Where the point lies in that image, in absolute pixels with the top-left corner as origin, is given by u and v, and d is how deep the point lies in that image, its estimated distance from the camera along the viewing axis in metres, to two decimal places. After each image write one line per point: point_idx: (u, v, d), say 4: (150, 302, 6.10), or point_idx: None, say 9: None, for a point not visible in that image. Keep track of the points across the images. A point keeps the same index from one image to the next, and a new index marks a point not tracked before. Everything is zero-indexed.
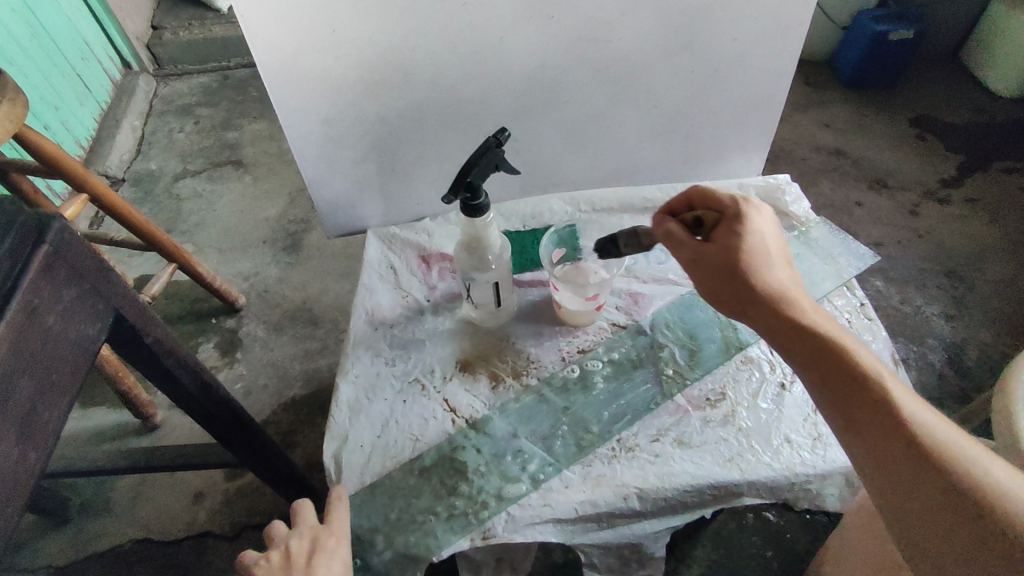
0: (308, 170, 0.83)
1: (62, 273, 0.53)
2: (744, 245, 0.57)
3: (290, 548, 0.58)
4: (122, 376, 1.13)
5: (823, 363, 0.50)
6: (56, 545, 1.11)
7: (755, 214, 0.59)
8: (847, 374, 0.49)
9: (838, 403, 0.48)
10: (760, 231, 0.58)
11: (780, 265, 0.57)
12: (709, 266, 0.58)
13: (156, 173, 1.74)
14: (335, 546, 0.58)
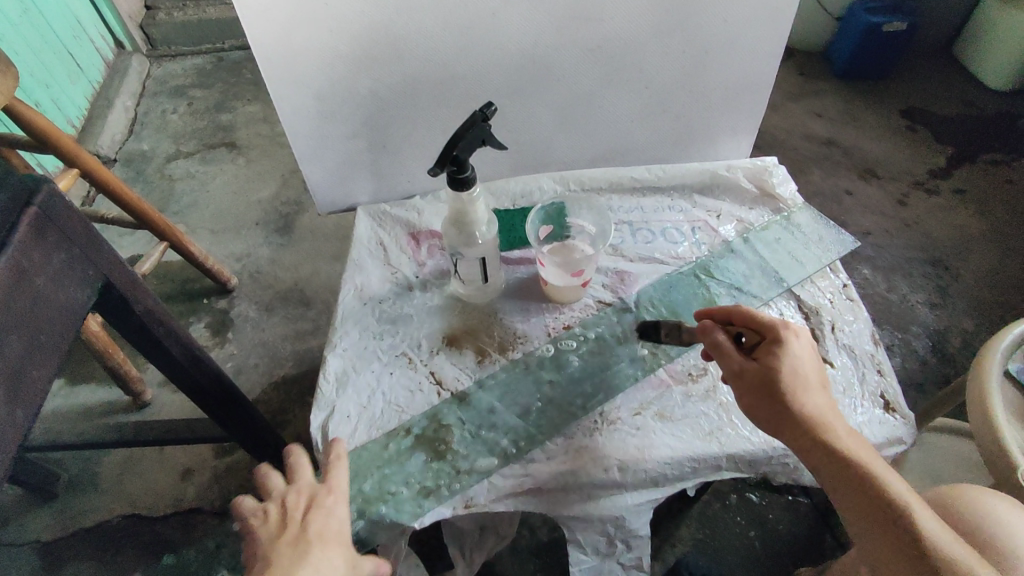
0: (299, 146, 0.84)
1: (51, 237, 0.53)
2: (786, 369, 0.58)
3: (287, 502, 0.58)
4: (112, 353, 1.13)
5: (861, 493, 0.53)
6: (45, 519, 1.11)
7: (795, 335, 0.61)
8: (888, 509, 0.52)
9: (877, 537, 0.52)
10: (800, 354, 0.60)
11: (817, 387, 0.59)
12: (752, 389, 0.59)
13: (148, 153, 1.74)
14: (332, 504, 0.58)
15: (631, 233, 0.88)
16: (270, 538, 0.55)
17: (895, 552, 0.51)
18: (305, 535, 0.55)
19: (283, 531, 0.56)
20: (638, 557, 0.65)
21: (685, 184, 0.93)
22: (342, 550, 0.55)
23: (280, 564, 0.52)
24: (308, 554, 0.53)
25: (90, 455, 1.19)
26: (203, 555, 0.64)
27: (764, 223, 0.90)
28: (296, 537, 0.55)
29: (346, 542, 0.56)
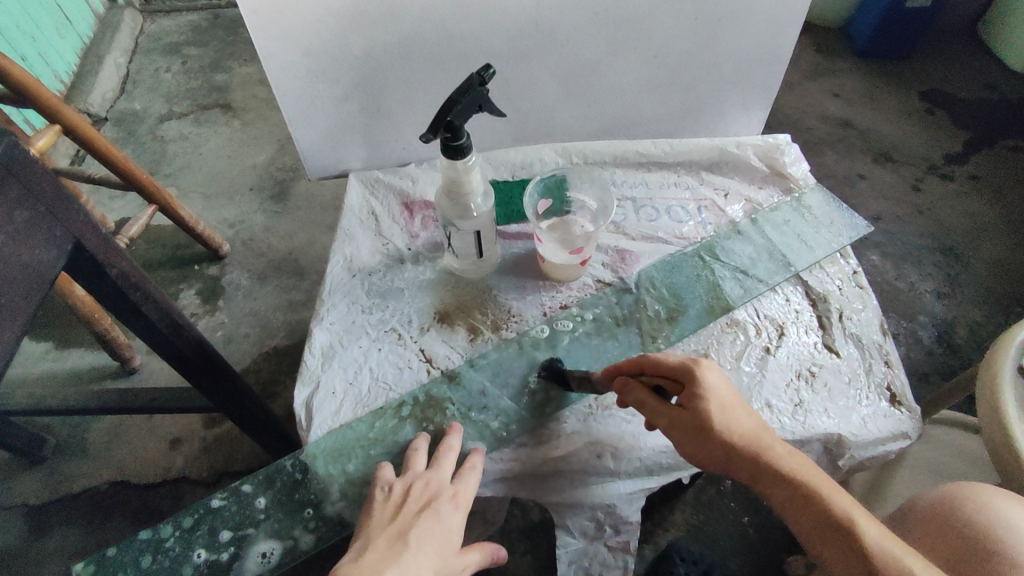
0: (288, 106, 0.79)
1: (11, 193, 0.50)
2: (709, 409, 0.56)
3: (411, 490, 0.57)
4: (98, 319, 1.10)
5: (814, 520, 0.50)
6: (31, 483, 1.10)
7: (710, 367, 0.58)
8: (843, 535, 0.49)
9: (839, 569, 0.49)
10: (719, 386, 0.57)
11: (743, 416, 0.56)
12: (682, 436, 0.57)
13: (141, 113, 1.69)
14: (450, 511, 0.55)
15: (635, 210, 0.84)
16: (381, 520, 0.54)
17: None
18: (408, 531, 0.53)
19: (392, 519, 0.54)
20: (626, 541, 0.64)
21: (693, 160, 0.88)
22: (437, 562, 0.51)
23: (375, 552, 0.51)
24: (403, 551, 0.51)
25: (78, 421, 1.17)
26: (180, 535, 0.61)
27: (773, 203, 0.86)
28: (400, 530, 0.53)
29: (445, 555, 0.52)
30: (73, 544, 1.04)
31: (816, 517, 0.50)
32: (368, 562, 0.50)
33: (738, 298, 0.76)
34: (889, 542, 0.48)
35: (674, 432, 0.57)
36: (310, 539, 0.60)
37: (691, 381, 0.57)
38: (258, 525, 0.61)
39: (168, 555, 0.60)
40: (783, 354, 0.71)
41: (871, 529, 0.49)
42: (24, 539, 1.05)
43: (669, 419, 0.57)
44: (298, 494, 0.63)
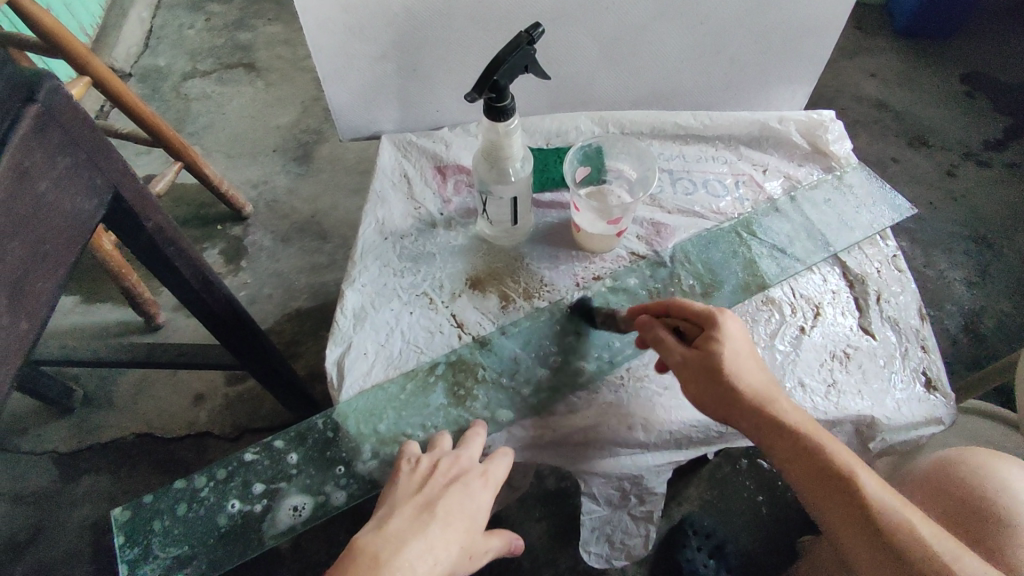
0: (323, 62, 0.78)
1: (55, 138, 0.49)
2: (727, 355, 0.56)
3: (439, 465, 0.57)
4: (125, 274, 1.11)
5: (818, 469, 0.51)
6: (60, 432, 1.13)
7: (731, 318, 0.58)
8: (845, 485, 0.50)
9: (836, 517, 0.50)
10: (737, 336, 0.57)
11: (756, 365, 0.57)
12: (694, 377, 0.57)
13: (165, 69, 1.67)
14: (477, 490, 0.55)
15: (671, 182, 0.82)
16: (406, 491, 0.54)
17: (855, 529, 0.49)
18: (434, 505, 0.52)
19: (417, 490, 0.54)
20: (649, 508, 0.66)
21: (732, 134, 0.86)
22: (462, 539, 0.52)
23: (400, 520, 0.51)
24: (429, 523, 0.51)
25: (105, 373, 1.19)
26: (214, 486, 0.62)
27: (813, 181, 0.84)
28: (427, 501, 0.53)
29: (469, 534, 0.52)
30: (101, 491, 1.07)
31: (819, 467, 0.51)
32: (392, 530, 0.50)
33: (774, 275, 0.75)
34: (891, 497, 0.49)
35: (687, 373, 0.57)
36: (341, 496, 0.61)
37: (710, 326, 0.58)
38: (290, 479, 0.62)
39: (203, 504, 0.61)
40: (818, 334, 0.70)
41: (875, 485, 0.50)
42: (53, 484, 1.08)
43: (685, 359, 0.57)
44: (330, 452, 0.63)
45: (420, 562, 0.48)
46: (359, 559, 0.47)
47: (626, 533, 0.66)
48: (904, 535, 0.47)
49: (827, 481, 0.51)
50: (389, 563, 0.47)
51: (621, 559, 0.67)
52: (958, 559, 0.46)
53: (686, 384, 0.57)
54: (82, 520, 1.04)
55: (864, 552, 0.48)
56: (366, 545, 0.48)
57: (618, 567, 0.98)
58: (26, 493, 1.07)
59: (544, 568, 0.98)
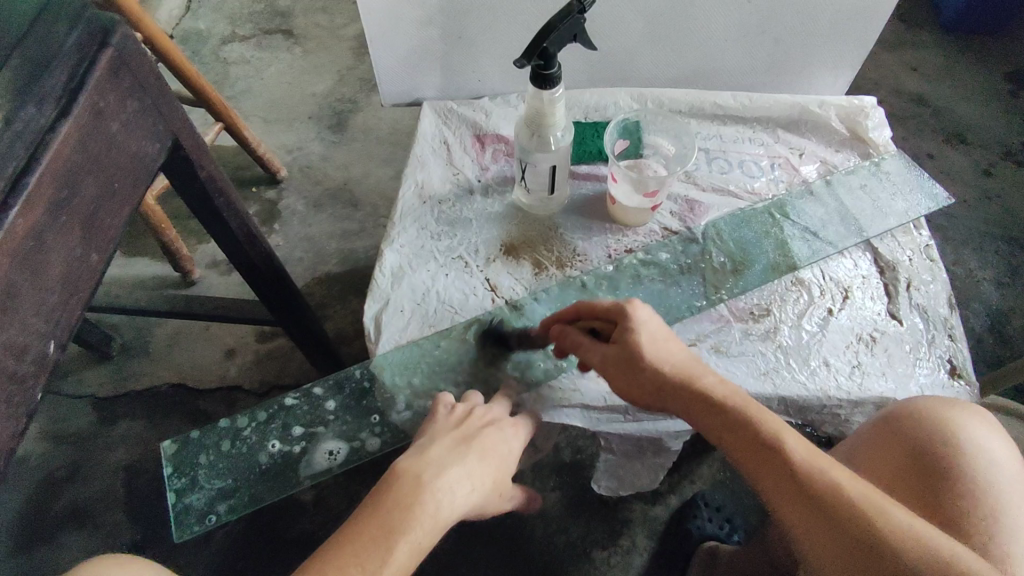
0: (372, 26, 0.79)
1: (126, 83, 0.52)
2: (644, 342, 0.58)
3: (474, 411, 0.59)
4: (165, 229, 1.14)
5: (744, 444, 0.53)
6: (99, 377, 1.18)
7: (641, 306, 0.60)
8: (771, 455, 0.52)
9: (771, 489, 0.51)
10: (649, 323, 0.59)
11: (675, 348, 0.59)
12: (616, 371, 0.59)
13: (205, 33, 1.70)
14: (511, 435, 0.58)
15: (707, 161, 0.83)
16: (444, 426, 0.57)
17: (786, 498, 0.50)
18: (472, 440, 0.55)
19: (456, 426, 0.57)
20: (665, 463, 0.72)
21: (771, 117, 0.86)
22: (495, 474, 0.55)
23: (439, 448, 0.54)
24: (468, 454, 0.54)
25: (142, 324, 1.24)
26: (256, 426, 0.66)
27: (850, 167, 0.84)
28: (464, 436, 0.55)
29: (501, 470, 0.56)
30: (135, 435, 1.12)
31: (747, 440, 0.53)
32: (433, 456, 0.53)
33: (804, 257, 0.75)
34: (817, 460, 0.51)
35: (608, 368, 0.59)
36: (376, 442, 0.64)
37: (621, 319, 0.59)
38: (328, 425, 0.65)
39: (245, 443, 0.65)
40: (846, 317, 0.71)
41: (801, 450, 0.52)
42: (92, 427, 1.13)
43: (605, 354, 0.59)
44: (366, 401, 0.67)
45: (458, 488, 0.51)
46: (401, 479, 0.50)
47: (637, 475, 0.76)
48: (834, 496, 0.49)
49: (754, 454, 0.53)
50: (430, 486, 0.50)
51: (628, 490, 0.79)
52: (886, 514, 0.48)
53: (611, 379, 0.59)
54: (118, 462, 1.09)
55: (800, 520, 0.50)
56: (409, 467, 0.51)
57: (628, 538, 1.01)
58: (65, 432, 1.12)
59: (556, 535, 1.01)
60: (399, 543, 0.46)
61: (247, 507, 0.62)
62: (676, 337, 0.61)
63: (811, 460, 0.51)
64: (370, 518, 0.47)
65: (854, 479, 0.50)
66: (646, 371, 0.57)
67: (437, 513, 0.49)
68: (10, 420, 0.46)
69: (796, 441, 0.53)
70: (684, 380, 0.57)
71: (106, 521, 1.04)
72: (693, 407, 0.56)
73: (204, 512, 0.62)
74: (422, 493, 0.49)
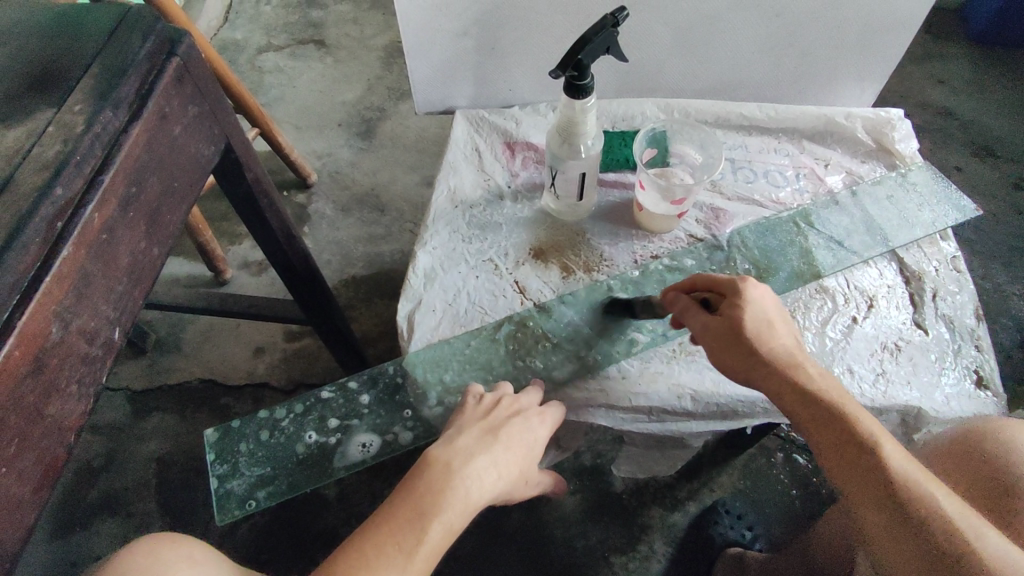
0: (409, 37, 0.83)
1: (188, 89, 0.55)
2: (749, 321, 0.57)
3: (501, 401, 0.61)
4: (202, 229, 1.19)
5: (835, 436, 0.51)
6: (133, 371, 1.22)
7: (755, 285, 0.59)
8: (861, 450, 0.50)
9: (853, 486, 0.50)
10: (759, 302, 0.59)
11: (781, 331, 0.58)
12: (716, 342, 0.59)
13: (241, 42, 1.76)
14: (536, 425, 0.59)
15: (732, 170, 0.85)
16: (471, 417, 0.59)
17: (868, 497, 0.49)
18: (498, 430, 0.57)
19: (483, 417, 0.58)
20: None
21: (797, 127, 0.88)
22: (520, 463, 0.57)
23: (468, 438, 0.55)
24: (494, 444, 0.55)
25: (176, 321, 1.28)
26: (294, 418, 0.68)
27: (876, 177, 0.85)
28: (491, 427, 0.57)
29: (526, 459, 0.58)
30: (168, 429, 1.16)
31: (838, 435, 0.51)
32: (461, 446, 0.55)
33: (829, 266, 0.76)
34: (911, 466, 0.49)
35: (708, 338, 0.59)
36: (408, 436, 0.66)
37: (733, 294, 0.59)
38: (362, 418, 0.68)
39: (283, 433, 0.67)
40: (871, 325, 0.72)
41: (896, 453, 0.49)
42: (127, 419, 1.17)
43: (709, 324, 0.59)
44: (399, 396, 0.69)
45: (485, 475, 0.53)
46: (432, 466, 0.52)
47: (655, 462, 0.86)
48: (922, 504, 0.47)
49: (841, 448, 0.51)
50: (460, 473, 0.52)
51: (644, 473, 0.89)
52: (979, 535, 0.45)
53: (711, 349, 0.59)
54: (150, 453, 1.13)
55: (876, 520, 0.48)
56: (438, 455, 0.53)
57: (647, 544, 1.02)
58: (101, 423, 1.16)
59: (575, 538, 1.02)
60: (431, 524, 0.48)
61: (286, 493, 0.64)
62: (787, 320, 0.60)
63: (904, 465, 0.49)
64: (403, 501, 0.49)
65: (944, 491, 0.48)
66: (748, 346, 0.57)
67: (467, 497, 0.51)
68: (80, 399, 0.49)
69: (893, 443, 0.50)
70: (781, 364, 0.56)
71: (138, 510, 1.08)
72: (786, 392, 0.55)
73: (244, 497, 0.64)
74: (451, 479, 0.51)
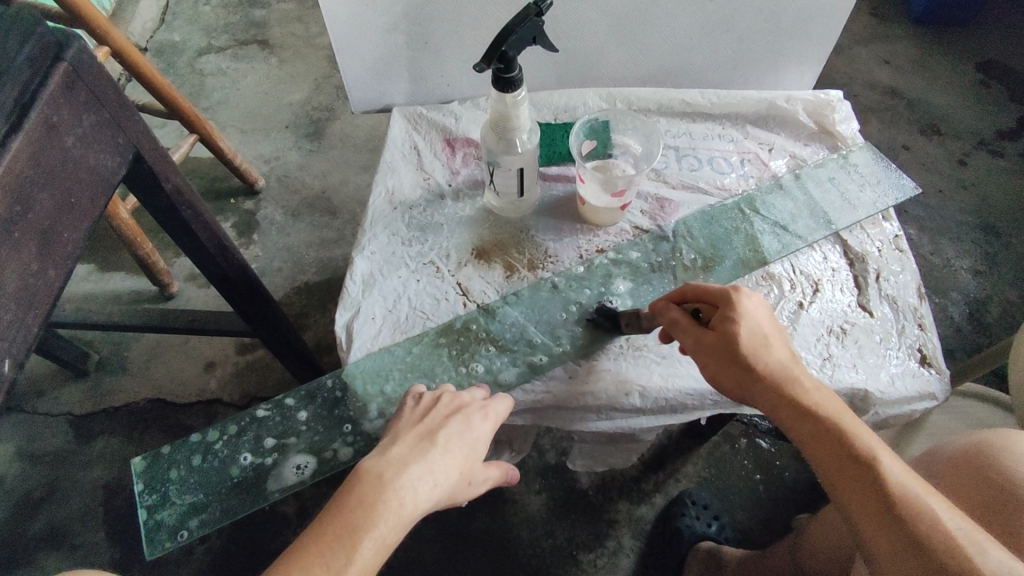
0: (337, 35, 0.79)
1: (82, 97, 0.51)
2: (747, 334, 0.56)
3: (440, 399, 0.58)
4: (140, 243, 1.13)
5: (836, 452, 0.51)
6: (75, 394, 1.16)
7: (748, 297, 0.58)
8: (863, 467, 0.49)
9: (856, 504, 0.49)
10: (754, 315, 0.57)
11: (777, 342, 0.57)
12: (710, 358, 0.57)
13: (180, 45, 1.69)
14: (479, 421, 0.56)
15: (676, 159, 0.84)
16: (409, 421, 0.55)
17: (873, 515, 0.48)
18: (435, 433, 0.53)
19: (420, 421, 0.55)
20: None
21: (739, 113, 0.87)
22: (463, 464, 0.52)
23: (402, 445, 0.52)
24: (431, 448, 0.52)
25: (119, 339, 1.22)
26: (227, 440, 0.65)
27: (819, 160, 0.84)
28: (428, 430, 0.54)
29: (471, 458, 0.53)
30: (114, 452, 1.10)
31: (840, 452, 0.51)
32: (395, 454, 0.51)
33: (774, 251, 0.76)
34: (910, 481, 0.49)
35: (704, 353, 0.57)
36: (348, 452, 0.64)
37: (726, 307, 0.58)
38: (300, 436, 0.65)
39: (217, 456, 0.64)
40: (817, 310, 0.72)
41: (896, 469, 0.49)
42: (69, 446, 1.11)
43: (701, 338, 0.58)
44: (338, 410, 0.66)
45: (422, 483, 0.49)
46: (362, 479, 0.48)
47: (609, 453, 0.84)
48: (923, 522, 0.47)
49: (846, 464, 0.50)
50: (392, 483, 0.48)
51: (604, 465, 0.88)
52: (981, 550, 0.45)
53: (704, 365, 0.57)
54: (96, 481, 1.08)
55: (881, 539, 0.48)
56: (370, 466, 0.49)
57: (615, 539, 1.01)
58: (42, 452, 1.10)
59: (541, 539, 1.01)
60: (363, 540, 0.45)
61: (221, 520, 0.61)
62: (781, 331, 0.59)
63: (907, 481, 0.49)
64: (332, 518, 0.46)
65: (945, 506, 0.48)
66: (745, 361, 0.55)
67: (400, 508, 0.47)
68: None
69: (894, 458, 0.50)
70: (781, 382, 0.55)
71: (86, 540, 1.03)
72: (786, 406, 0.54)
73: (175, 528, 0.61)
74: (383, 491, 0.47)
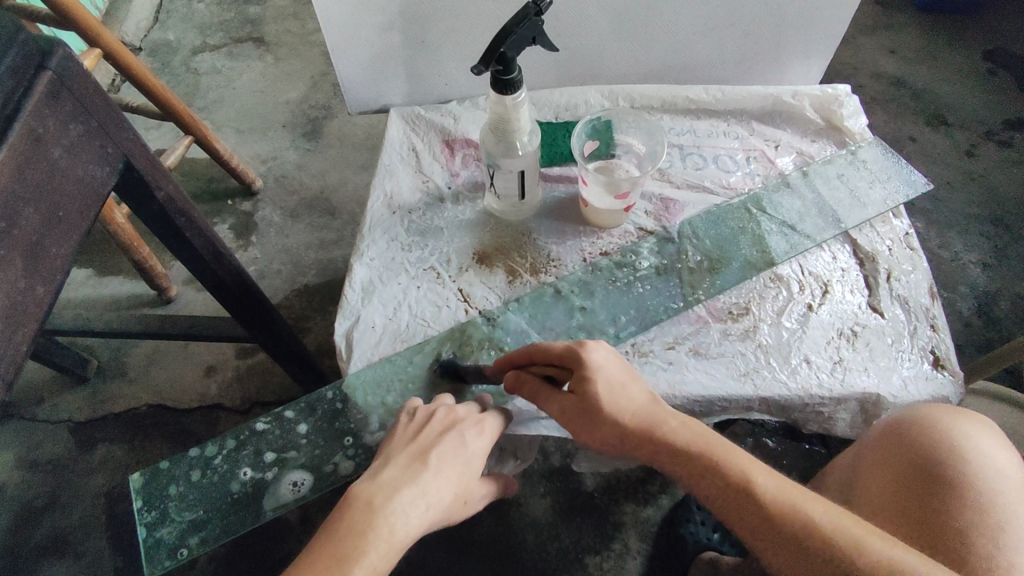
0: (332, 35, 0.77)
1: (68, 107, 0.50)
2: (600, 392, 0.55)
3: (434, 415, 0.56)
4: (136, 247, 1.11)
5: (713, 487, 0.51)
6: (76, 401, 1.15)
7: (594, 348, 0.57)
8: (743, 498, 0.50)
9: (756, 539, 0.49)
10: (604, 364, 0.57)
11: (632, 386, 0.57)
12: (577, 421, 0.56)
13: (174, 44, 1.66)
14: (473, 439, 0.54)
15: (681, 157, 0.82)
16: (401, 440, 0.54)
17: (771, 544, 0.48)
18: (428, 453, 0.52)
19: (413, 439, 0.54)
20: None
21: (745, 109, 0.85)
22: (456, 485, 0.51)
23: (394, 468, 0.51)
24: (424, 470, 0.50)
25: (119, 344, 1.21)
26: (226, 455, 0.64)
27: (827, 156, 0.82)
28: (420, 450, 0.52)
29: (464, 477, 0.52)
30: (116, 459, 1.09)
31: (717, 485, 0.51)
32: (386, 478, 0.50)
33: (782, 252, 0.74)
34: (785, 494, 0.49)
35: (570, 419, 0.57)
36: (350, 465, 0.63)
37: (574, 365, 0.57)
38: (300, 449, 0.64)
39: (216, 472, 0.63)
40: (827, 312, 0.70)
41: (771, 486, 0.50)
42: (70, 454, 1.10)
43: (562, 405, 0.57)
44: (339, 422, 0.65)
45: (413, 508, 0.48)
46: (354, 506, 0.47)
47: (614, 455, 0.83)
48: (812, 535, 0.47)
49: (729, 497, 0.50)
50: (382, 509, 0.47)
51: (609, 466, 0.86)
52: (861, 542, 0.46)
53: (574, 429, 0.57)
54: (97, 488, 1.07)
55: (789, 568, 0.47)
56: (360, 492, 0.48)
57: (621, 542, 1.00)
58: (43, 460, 1.10)
59: (547, 542, 1.00)
60: (353, 570, 0.43)
61: (220, 537, 0.60)
62: (632, 369, 0.59)
63: (783, 500, 0.49)
64: (322, 549, 0.45)
65: (828, 509, 0.48)
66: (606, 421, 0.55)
67: (390, 535, 0.46)
68: None
69: (761, 477, 0.50)
70: (644, 428, 0.54)
71: (89, 548, 1.02)
72: (655, 453, 0.54)
73: (174, 546, 0.60)
74: (374, 519, 0.46)
